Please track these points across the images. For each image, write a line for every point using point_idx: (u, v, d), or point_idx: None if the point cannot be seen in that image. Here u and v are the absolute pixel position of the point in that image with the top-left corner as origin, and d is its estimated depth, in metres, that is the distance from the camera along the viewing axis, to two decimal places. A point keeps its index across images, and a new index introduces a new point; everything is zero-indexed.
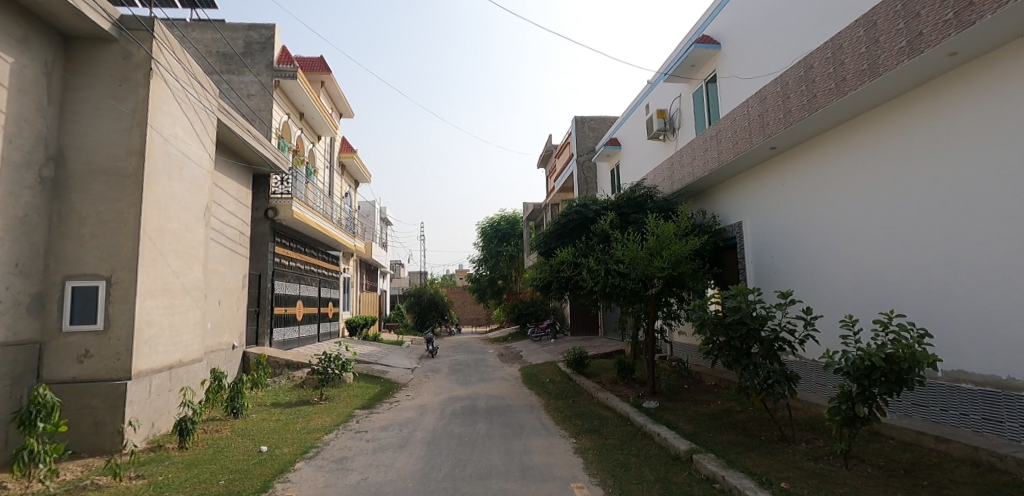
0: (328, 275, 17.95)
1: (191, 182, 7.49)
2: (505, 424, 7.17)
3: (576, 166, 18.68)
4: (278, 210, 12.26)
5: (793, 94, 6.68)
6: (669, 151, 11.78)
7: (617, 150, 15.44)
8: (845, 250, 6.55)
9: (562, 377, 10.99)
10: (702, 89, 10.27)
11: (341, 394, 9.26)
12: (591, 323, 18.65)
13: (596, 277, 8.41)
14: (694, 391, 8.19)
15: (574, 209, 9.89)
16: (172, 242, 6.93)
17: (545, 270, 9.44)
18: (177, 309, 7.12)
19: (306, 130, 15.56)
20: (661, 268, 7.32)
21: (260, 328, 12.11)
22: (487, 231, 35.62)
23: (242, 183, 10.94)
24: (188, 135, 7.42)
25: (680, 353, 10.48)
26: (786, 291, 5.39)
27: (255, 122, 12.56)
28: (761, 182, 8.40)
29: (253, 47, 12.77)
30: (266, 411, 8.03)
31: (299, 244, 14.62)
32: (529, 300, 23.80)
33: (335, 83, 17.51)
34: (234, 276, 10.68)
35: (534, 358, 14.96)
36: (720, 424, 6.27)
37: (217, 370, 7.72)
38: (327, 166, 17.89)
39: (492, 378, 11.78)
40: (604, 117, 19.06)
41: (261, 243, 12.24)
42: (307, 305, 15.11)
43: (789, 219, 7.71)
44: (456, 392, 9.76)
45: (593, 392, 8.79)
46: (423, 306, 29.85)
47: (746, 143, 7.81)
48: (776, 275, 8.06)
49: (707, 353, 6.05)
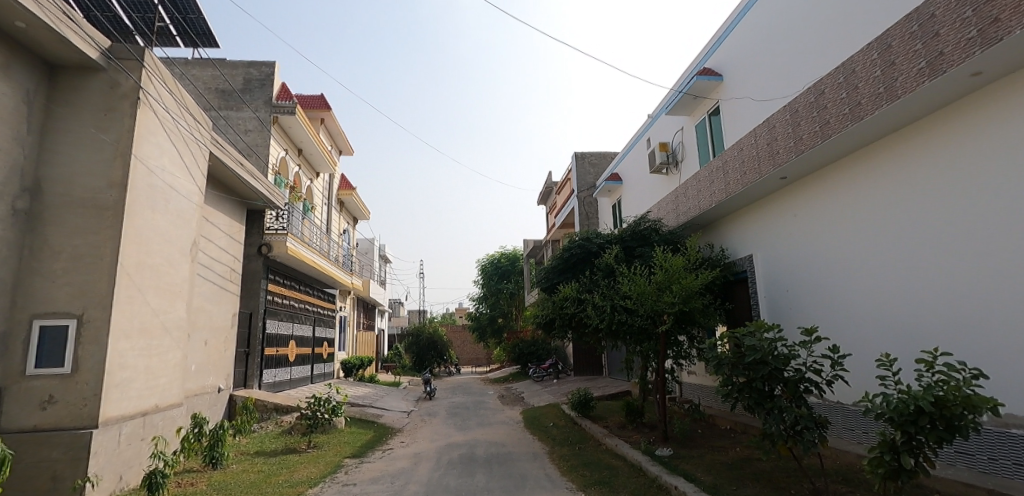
0: (324, 313, 17.44)
1: (177, 215, 7.19)
2: (506, 474, 6.60)
3: (577, 202, 18.49)
4: (272, 246, 11.95)
5: (804, 121, 6.45)
6: (672, 185, 11.58)
7: (618, 185, 15.28)
8: (864, 283, 6.13)
9: (567, 421, 10.36)
10: (705, 121, 10.17)
11: (330, 441, 8.62)
12: (595, 363, 17.98)
13: (601, 314, 7.96)
14: (709, 437, 7.61)
15: (576, 243, 9.53)
16: (152, 279, 6.55)
17: (547, 306, 8.98)
18: (155, 349, 6.68)
19: (304, 166, 15.47)
20: (671, 303, 6.92)
21: (249, 369, 11.55)
22: (487, 269, 35.26)
23: (235, 219, 10.68)
24: (176, 167, 7.18)
25: (691, 394, 9.93)
26: (811, 328, 4.98)
27: (252, 158, 12.44)
28: (771, 214, 8.08)
29: (252, 83, 12.82)
30: (248, 461, 7.43)
31: (293, 282, 14.23)
32: (530, 339, 23.13)
33: (335, 120, 17.58)
34: (223, 315, 10.24)
35: (536, 400, 14.28)
36: (743, 475, 5.71)
37: (197, 415, 7.16)
38: (325, 203, 17.72)
39: (492, 421, 11.13)
40: (603, 153, 19.04)
41: (253, 280, 11.87)
42: (300, 346, 14.55)
43: (802, 251, 7.33)
44: (454, 438, 9.15)
45: (600, 437, 8.22)
46: (421, 346, 29.08)
47: (755, 174, 7.54)
48: (790, 310, 7.61)
49: (725, 395, 5.55)
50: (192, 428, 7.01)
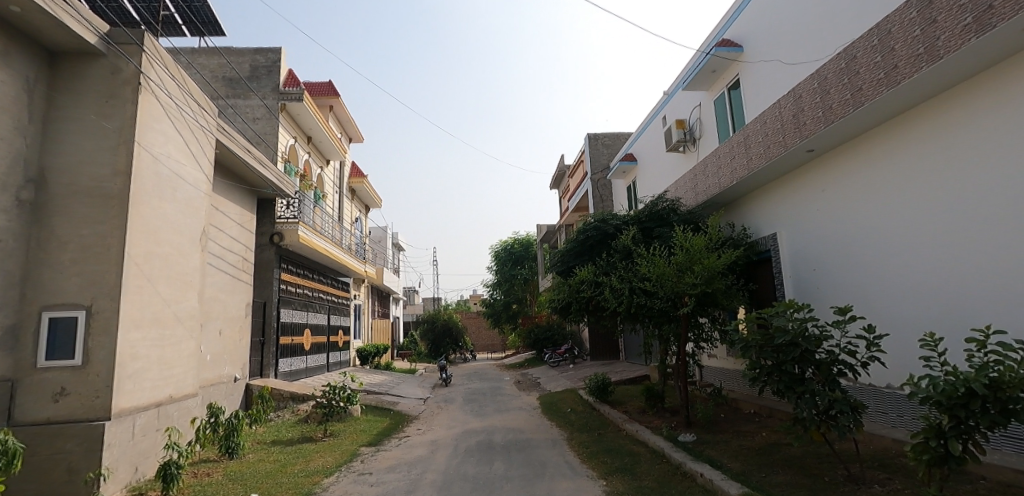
0: (338, 302, 17.46)
1: (185, 204, 7.08)
2: (524, 462, 6.45)
3: (591, 184, 18.12)
4: (284, 235, 11.89)
5: (834, 89, 6.08)
6: (690, 163, 11.21)
7: (633, 166, 14.91)
8: (900, 259, 5.80)
9: (585, 406, 10.19)
10: (724, 96, 9.77)
11: (346, 430, 8.56)
12: (611, 347, 17.75)
13: (620, 297, 7.72)
14: (734, 422, 7.37)
15: (591, 225, 9.26)
16: (161, 269, 6.45)
17: (563, 290, 8.75)
18: (168, 339, 6.61)
19: (314, 154, 15.35)
20: (693, 284, 6.65)
21: (265, 359, 11.56)
22: (501, 255, 35.09)
23: (246, 208, 10.59)
24: (182, 155, 7.04)
25: (712, 378, 9.69)
26: (845, 307, 4.70)
27: (261, 146, 12.33)
28: (796, 189, 7.71)
29: (259, 71, 12.67)
30: (264, 450, 7.39)
31: (307, 271, 14.19)
32: (545, 324, 22.96)
33: (344, 107, 17.40)
34: (237, 305, 10.21)
35: (552, 385, 14.15)
36: (772, 461, 5.48)
37: (213, 405, 7.12)
38: (336, 191, 17.63)
39: (509, 407, 11.01)
40: (617, 134, 18.60)
41: (266, 269, 11.82)
42: (315, 334, 14.57)
43: (831, 227, 6.98)
44: (471, 425, 9.03)
45: (620, 422, 8.05)
46: (437, 333, 29.11)
47: (780, 147, 7.17)
48: (819, 289, 7.28)
49: (753, 379, 5.32)
50: (209, 417, 6.97)
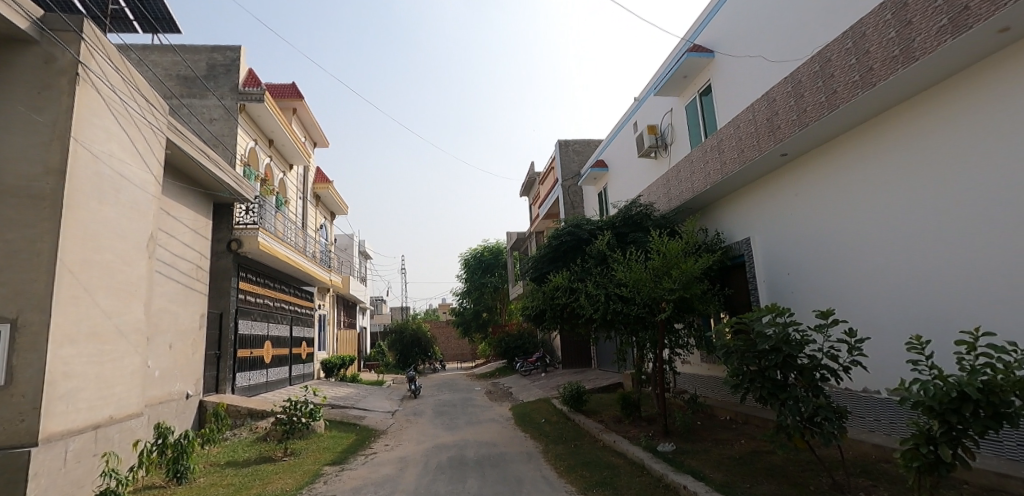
0: (301, 312, 16.72)
1: (131, 208, 6.52)
2: (499, 478, 6.14)
3: (562, 191, 18.02)
4: (242, 242, 11.25)
5: (808, 92, 6.10)
6: (661, 169, 11.22)
7: (604, 172, 14.88)
8: (875, 261, 5.81)
9: (559, 416, 9.95)
10: (695, 102, 9.81)
11: (309, 448, 8.04)
12: (583, 355, 17.62)
13: (596, 303, 7.54)
14: (711, 429, 7.29)
15: (565, 230, 9.08)
16: (101, 277, 5.88)
17: (538, 297, 8.51)
18: (109, 355, 6.02)
19: (276, 157, 14.70)
20: (670, 289, 6.53)
21: (221, 373, 10.85)
22: (470, 263, 34.70)
23: (200, 213, 9.96)
24: (127, 155, 6.50)
25: (688, 384, 9.62)
26: (828, 311, 4.63)
27: (218, 148, 11.68)
28: (770, 194, 7.73)
29: (216, 69, 12.03)
30: (218, 473, 6.83)
31: (267, 279, 13.51)
32: (516, 333, 22.72)
33: (309, 110, 16.80)
34: (190, 316, 9.54)
35: (525, 395, 13.87)
36: (754, 470, 5.37)
37: (160, 426, 6.52)
38: (299, 197, 16.95)
39: (481, 419, 10.66)
40: (587, 141, 18.61)
41: (223, 278, 11.13)
42: (276, 346, 13.86)
43: (805, 231, 6.99)
44: (442, 439, 8.65)
45: (597, 433, 7.84)
46: (405, 343, 28.41)
47: (755, 151, 7.18)
48: (794, 293, 7.28)
49: (735, 386, 5.20)
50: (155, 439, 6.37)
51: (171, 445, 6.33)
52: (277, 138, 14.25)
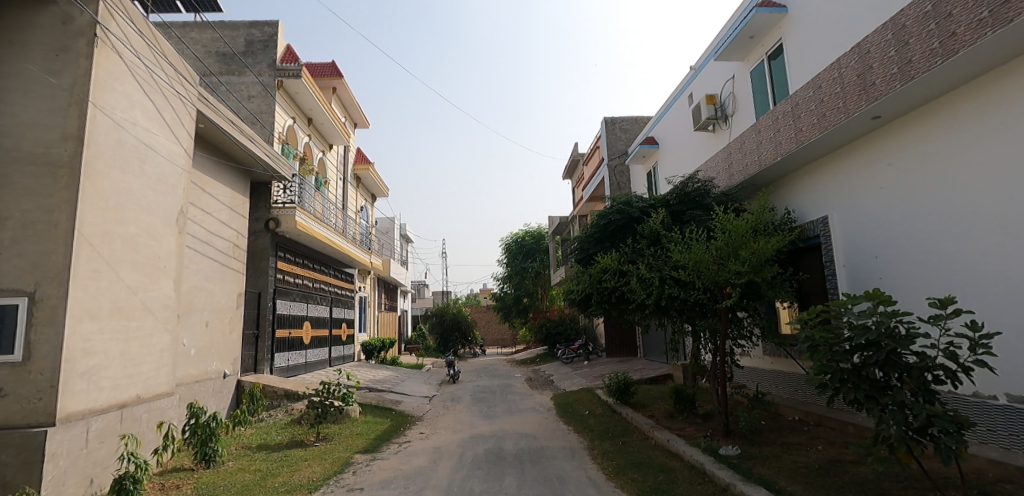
0: (342, 294, 16.68)
1: (157, 180, 6.26)
2: (539, 477, 5.55)
3: (608, 171, 17.05)
4: (280, 221, 11.09)
5: (914, 38, 5.03)
6: (720, 143, 10.20)
7: (654, 150, 13.88)
8: (996, 244, 4.75)
9: (604, 409, 9.27)
10: (763, 65, 8.74)
11: (341, 433, 7.72)
12: (628, 343, 16.78)
13: (649, 287, 6.75)
14: (780, 431, 6.44)
15: (614, 208, 8.31)
16: (124, 252, 5.64)
17: (582, 280, 7.76)
18: (134, 332, 5.81)
19: (315, 137, 14.52)
20: (738, 272, 5.69)
21: (259, 353, 10.77)
22: (511, 248, 34.18)
23: (236, 190, 9.80)
24: (154, 124, 6.24)
25: (751, 380, 8.70)
26: (949, 298, 3.71)
27: (256, 126, 11.51)
28: (853, 165, 6.61)
29: (254, 46, 11.84)
30: (247, 457, 6.61)
31: (306, 260, 13.41)
32: (557, 319, 22.08)
33: (348, 89, 16.53)
34: (227, 295, 9.42)
35: (567, 384, 13.24)
36: (840, 484, 4.51)
37: (193, 405, 6.34)
38: (339, 178, 16.81)
39: (520, 408, 10.12)
40: (635, 118, 17.53)
41: (260, 258, 11.03)
42: (315, 328, 13.78)
43: (899, 208, 5.90)
44: (479, 429, 8.15)
45: (646, 429, 7.12)
46: (445, 326, 28.30)
47: (839, 113, 6.09)
48: (881, 280, 6.23)
49: (821, 386, 4.36)
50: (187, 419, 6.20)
51: (201, 426, 6.14)
52: (316, 118, 14.03)
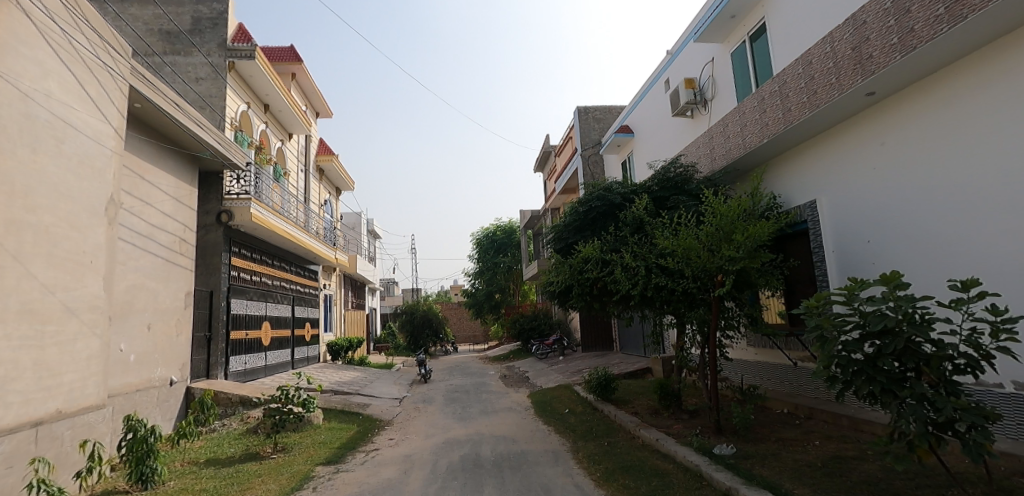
0: (305, 292, 15.78)
1: (78, 163, 5.44)
2: (522, 487, 5.05)
3: (581, 162, 16.63)
4: (233, 213, 10.23)
5: (918, 6, 4.73)
6: (699, 129, 9.91)
7: (630, 138, 13.55)
8: (998, 224, 4.51)
9: (585, 406, 8.85)
10: (744, 46, 8.45)
11: (303, 443, 7.03)
12: (604, 337, 16.50)
13: (634, 277, 6.31)
14: (772, 426, 6.17)
15: (595, 195, 7.87)
16: (36, 245, 4.83)
17: (562, 271, 7.26)
18: (53, 338, 5.01)
19: (273, 125, 13.58)
20: (731, 259, 5.31)
21: (212, 358, 9.90)
22: (482, 242, 33.57)
23: (182, 179, 8.91)
24: (75, 99, 5.43)
25: (743, 374, 8.44)
26: (971, 280, 3.38)
27: (205, 111, 10.57)
28: (843, 146, 6.35)
29: (202, 23, 10.82)
30: (193, 475, 5.88)
31: (264, 256, 12.51)
32: (531, 314, 21.67)
33: (309, 75, 15.59)
34: (172, 294, 8.53)
35: (543, 380, 12.81)
36: (848, 485, 4.18)
37: (131, 418, 5.60)
38: (300, 169, 15.86)
39: (496, 408, 9.59)
40: (608, 107, 17.17)
41: (211, 254, 10.13)
42: (275, 328, 12.90)
43: (894, 189, 5.65)
44: (454, 433, 7.59)
45: (633, 428, 6.73)
46: (415, 324, 27.47)
47: (832, 90, 5.80)
48: (874, 265, 6.00)
49: (831, 379, 4.03)
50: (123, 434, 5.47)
51: (139, 442, 5.41)
52: (273, 104, 13.11)
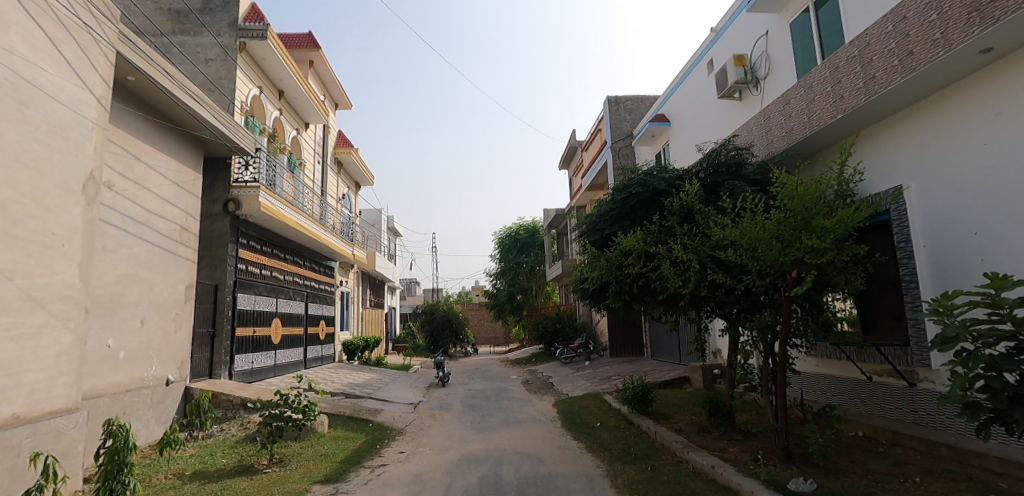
0: (320, 289, 15.17)
1: (47, 132, 4.81)
2: None
3: (611, 155, 15.60)
4: (240, 202, 9.62)
5: None
6: (749, 111, 8.85)
7: (666, 127, 12.50)
8: None
9: (618, 419, 7.90)
10: (805, 14, 7.38)
11: (302, 455, 6.25)
12: (634, 342, 15.46)
13: (685, 274, 5.32)
14: (853, 455, 5.11)
15: (634, 180, 6.91)
16: None
17: (597, 266, 6.30)
18: (9, 332, 4.36)
19: (287, 112, 12.98)
20: (810, 251, 4.26)
21: (215, 355, 9.27)
22: (505, 242, 32.69)
23: (184, 163, 8.30)
24: (44, 58, 4.82)
25: (805, 389, 7.37)
26: None
27: (214, 94, 10.00)
28: (941, 119, 5.22)
29: (213, 2, 10.26)
30: (172, 491, 5.14)
31: (276, 250, 11.89)
32: (555, 316, 20.70)
33: (327, 63, 15.00)
34: (171, 286, 7.91)
35: (569, 387, 11.86)
36: None
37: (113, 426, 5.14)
38: (316, 161, 15.25)
39: (520, 418, 8.69)
40: (640, 97, 16.10)
41: (217, 245, 9.53)
42: (286, 326, 12.27)
43: (1011, 169, 4.50)
44: (471, 447, 6.72)
45: (679, 450, 5.74)
46: (435, 324, 26.76)
47: (936, 47, 4.70)
48: (982, 263, 4.86)
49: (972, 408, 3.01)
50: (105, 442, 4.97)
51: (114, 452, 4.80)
52: (288, 90, 12.52)
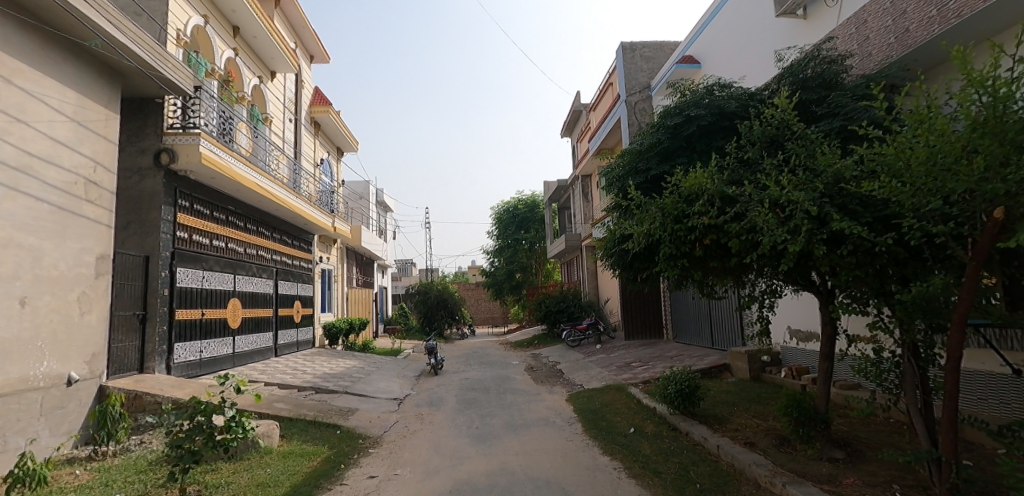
0: (294, 265, 13.26)
1: None
2: None
3: (626, 110, 13.58)
4: (175, 154, 7.71)
5: None
6: (821, 30, 6.80)
7: (697, 69, 10.50)
8: None
9: (657, 423, 6.14)
10: None
11: (232, 486, 4.45)
12: (652, 323, 13.73)
13: (790, 223, 3.49)
14: None
15: (693, 101, 5.16)
16: None
17: (644, 217, 4.50)
18: None
19: (245, 54, 10.88)
20: None
21: (147, 344, 7.46)
22: (503, 217, 30.70)
23: (88, 94, 6.34)
24: None
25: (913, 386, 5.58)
26: None
27: (141, 19, 7.94)
28: None
29: None
30: None
31: (232, 217, 9.97)
32: (559, 294, 18.89)
33: (295, 2, 12.85)
34: (71, 256, 6.01)
35: (584, 376, 10.10)
36: None
37: None
38: (287, 117, 13.20)
39: (529, 420, 6.94)
40: (660, 44, 14.05)
41: (147, 207, 7.64)
42: (247, 307, 10.40)
43: None
44: (468, 468, 4.97)
45: (767, 480, 3.94)
46: (429, 306, 24.95)
47: None
48: None
49: None
50: None
51: None
52: (244, 27, 10.42)
